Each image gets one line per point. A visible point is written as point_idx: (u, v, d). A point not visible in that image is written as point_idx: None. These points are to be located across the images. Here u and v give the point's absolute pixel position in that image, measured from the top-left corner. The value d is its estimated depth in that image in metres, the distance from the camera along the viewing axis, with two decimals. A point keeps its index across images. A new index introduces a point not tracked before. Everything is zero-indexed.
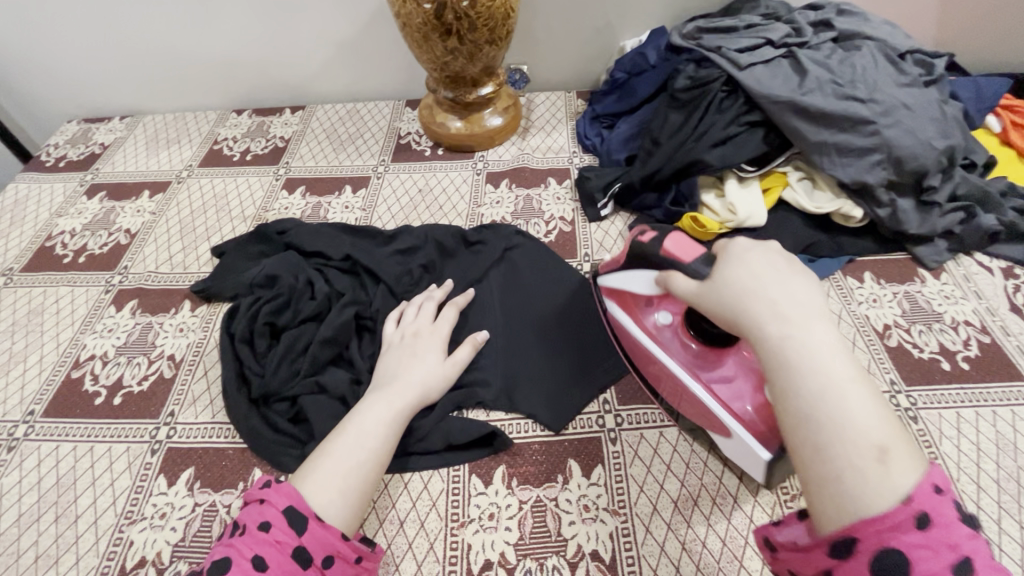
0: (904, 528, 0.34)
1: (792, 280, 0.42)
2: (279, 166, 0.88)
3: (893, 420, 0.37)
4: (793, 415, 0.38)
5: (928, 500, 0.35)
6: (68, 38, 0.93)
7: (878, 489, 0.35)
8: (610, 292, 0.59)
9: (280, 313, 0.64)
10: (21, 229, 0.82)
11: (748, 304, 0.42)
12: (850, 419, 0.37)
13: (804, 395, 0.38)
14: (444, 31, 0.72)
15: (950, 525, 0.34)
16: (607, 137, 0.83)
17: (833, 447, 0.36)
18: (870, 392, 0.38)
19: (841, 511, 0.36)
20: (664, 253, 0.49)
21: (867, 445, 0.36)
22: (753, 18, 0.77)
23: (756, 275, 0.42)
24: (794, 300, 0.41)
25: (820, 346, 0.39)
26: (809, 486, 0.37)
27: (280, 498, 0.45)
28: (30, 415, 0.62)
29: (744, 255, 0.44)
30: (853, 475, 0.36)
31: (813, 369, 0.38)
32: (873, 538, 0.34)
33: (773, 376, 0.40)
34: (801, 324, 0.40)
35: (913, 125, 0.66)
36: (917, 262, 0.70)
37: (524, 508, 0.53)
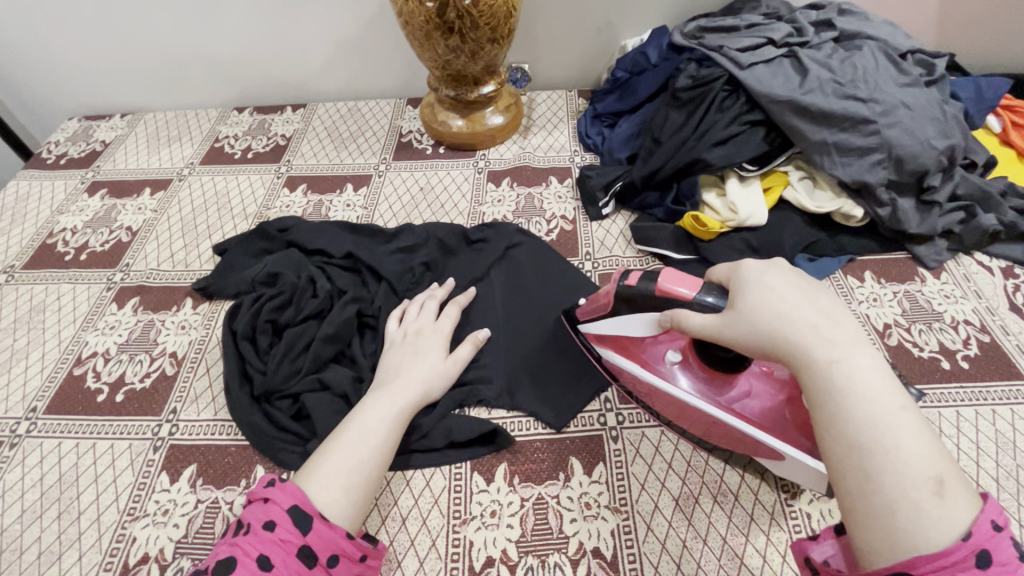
0: (964, 565, 0.33)
1: (831, 305, 0.42)
2: (280, 164, 0.88)
3: (945, 452, 0.36)
4: (841, 443, 0.37)
5: (988, 538, 0.33)
6: (68, 35, 0.93)
7: (934, 523, 0.34)
8: (604, 340, 0.58)
9: (283, 310, 0.64)
10: (22, 226, 0.82)
11: (789, 329, 0.41)
12: (901, 449, 0.36)
13: (853, 423, 0.37)
14: (446, 29, 0.72)
15: (1009, 564, 0.33)
16: (608, 136, 0.83)
17: (885, 478, 0.35)
18: (920, 422, 0.37)
19: (895, 545, 0.34)
20: (661, 290, 0.49)
21: (922, 478, 0.35)
22: (754, 18, 0.78)
23: (793, 298, 0.42)
24: (835, 326, 0.41)
25: (867, 374, 0.38)
26: (858, 517, 0.36)
27: (285, 498, 0.45)
28: (32, 412, 0.62)
29: (773, 276, 0.44)
30: (908, 508, 0.34)
31: (862, 397, 0.38)
32: (930, 574, 0.33)
33: (821, 405, 0.39)
34: (846, 351, 0.39)
35: (914, 125, 0.66)
36: (917, 261, 0.70)
37: (526, 506, 0.53)
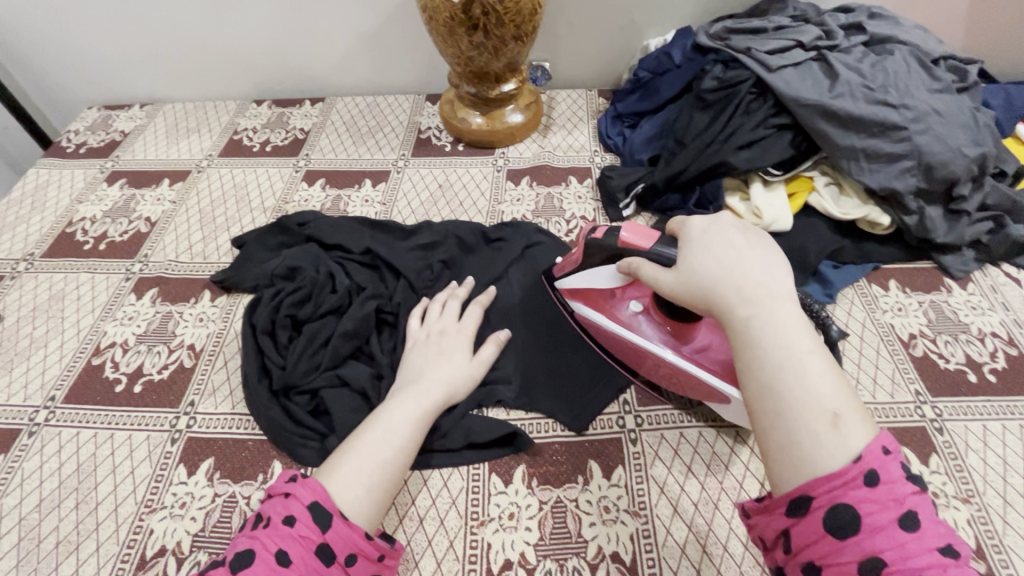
0: (853, 484, 0.35)
1: (759, 258, 0.43)
2: (299, 158, 0.88)
3: (846, 388, 0.39)
4: (756, 386, 0.39)
5: (877, 459, 0.35)
6: (91, 25, 0.93)
7: (831, 451, 0.36)
8: (575, 294, 0.60)
9: (302, 305, 0.64)
10: (42, 215, 0.82)
11: (717, 284, 0.42)
12: (806, 387, 0.38)
13: (765, 368, 0.39)
14: (470, 26, 0.72)
15: (896, 482, 0.35)
16: (630, 137, 0.83)
17: (791, 413, 0.37)
18: (828, 363, 0.39)
19: (796, 472, 0.37)
20: (622, 243, 0.51)
21: (822, 411, 0.37)
22: (782, 20, 0.76)
23: (723, 253, 0.44)
24: (760, 279, 0.42)
25: (783, 321, 0.40)
26: (768, 451, 0.39)
27: (306, 493, 0.45)
28: (51, 401, 0.62)
29: (709, 235, 0.45)
30: (809, 440, 0.37)
31: (776, 343, 0.39)
32: (826, 496, 0.35)
33: (739, 353, 0.41)
34: (766, 302, 0.41)
35: (945, 132, 0.65)
36: (943, 271, 0.69)
37: (545, 508, 0.53)
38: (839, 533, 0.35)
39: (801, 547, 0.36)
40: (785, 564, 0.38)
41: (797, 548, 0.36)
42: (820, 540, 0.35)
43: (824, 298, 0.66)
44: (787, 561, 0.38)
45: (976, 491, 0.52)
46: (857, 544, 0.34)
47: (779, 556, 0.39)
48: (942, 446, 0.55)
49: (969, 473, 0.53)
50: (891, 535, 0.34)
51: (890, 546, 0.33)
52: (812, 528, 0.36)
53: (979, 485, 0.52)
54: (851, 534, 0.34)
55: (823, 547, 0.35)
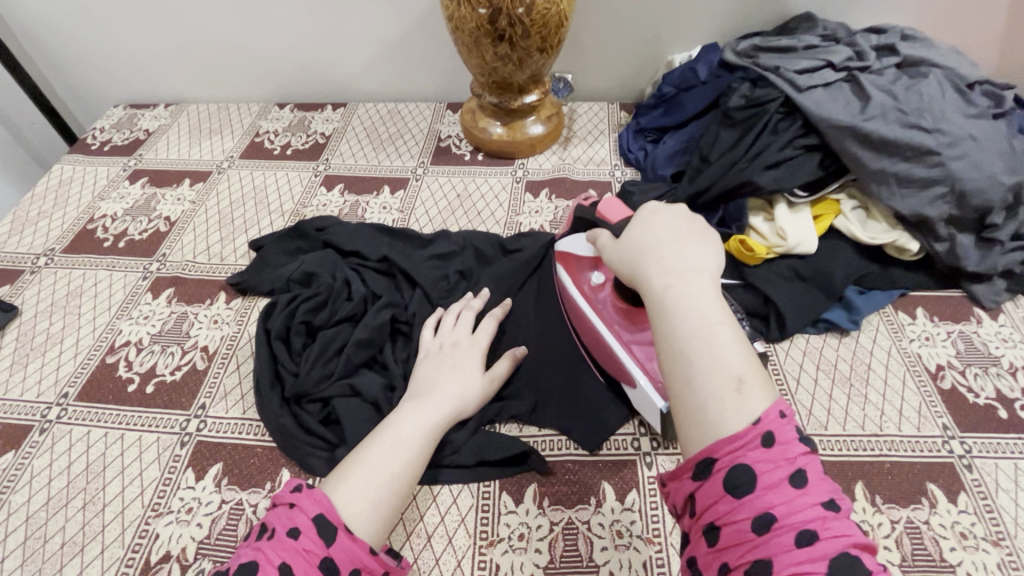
0: (751, 446, 0.34)
1: (691, 242, 0.45)
2: (319, 163, 0.88)
3: (754, 358, 0.38)
4: (669, 355, 0.39)
5: (776, 424, 0.35)
6: (121, 25, 0.95)
7: (734, 417, 0.36)
8: (560, 256, 0.63)
9: (317, 312, 0.63)
10: (64, 210, 0.83)
11: (643, 260, 0.44)
12: (713, 353, 0.38)
13: (678, 336, 0.39)
14: (497, 37, 0.71)
15: (791, 441, 0.34)
16: (651, 152, 0.82)
17: (697, 378, 0.37)
18: (737, 334, 0.39)
19: (701, 438, 0.36)
20: (597, 214, 0.57)
21: (728, 377, 0.37)
22: (812, 39, 0.75)
23: (657, 234, 0.46)
24: (685, 258, 0.43)
25: (698, 292, 0.40)
26: (678, 419, 0.38)
27: (311, 505, 0.44)
28: (64, 398, 0.62)
29: (654, 217, 0.48)
30: (714, 407, 0.36)
31: (687, 311, 0.40)
32: (727, 457, 0.35)
33: (656, 323, 0.41)
34: (684, 277, 0.42)
35: (980, 158, 0.63)
36: (973, 301, 0.67)
37: (555, 530, 0.51)
38: (737, 491, 0.34)
39: (704, 510, 0.36)
40: (691, 529, 0.37)
41: (701, 510, 0.36)
42: (720, 500, 0.34)
43: (849, 324, 0.64)
44: (694, 527, 0.37)
45: (1006, 533, 0.50)
46: (752, 501, 0.33)
47: (688, 523, 0.38)
48: (971, 484, 0.53)
49: (999, 514, 0.51)
50: (782, 492, 0.33)
51: (781, 502, 0.33)
52: (713, 491, 0.35)
53: (1010, 527, 0.50)
54: (747, 493, 0.34)
55: (722, 507, 0.34)
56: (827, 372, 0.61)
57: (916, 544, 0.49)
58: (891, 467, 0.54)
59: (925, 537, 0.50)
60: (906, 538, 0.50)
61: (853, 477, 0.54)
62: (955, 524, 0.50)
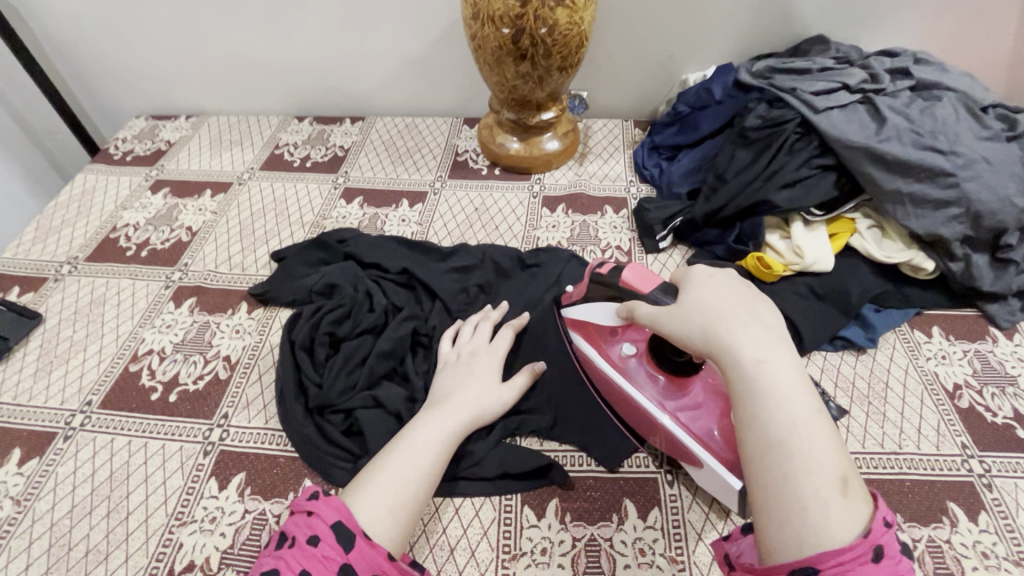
0: (862, 560, 0.34)
1: (764, 311, 0.44)
2: (338, 175, 0.90)
3: (846, 452, 0.39)
4: (764, 446, 0.38)
5: (883, 535, 0.35)
6: (147, 39, 0.97)
7: (839, 521, 0.36)
8: (575, 324, 0.60)
9: (341, 323, 0.64)
10: (87, 219, 0.84)
11: (720, 329, 0.42)
12: (813, 450, 0.37)
13: (775, 426, 0.38)
14: (518, 56, 0.73)
15: (897, 558, 0.35)
16: (667, 169, 0.83)
17: (799, 475, 0.37)
18: (830, 428, 0.39)
19: (802, 540, 0.36)
20: (623, 283, 0.52)
21: (830, 477, 0.37)
22: (826, 61, 0.77)
23: (729, 302, 0.44)
24: (766, 333, 0.42)
25: (788, 376, 0.40)
26: (768, 513, 0.38)
27: (329, 512, 0.44)
28: (87, 405, 0.62)
29: (716, 280, 0.46)
30: (817, 508, 0.36)
31: (780, 398, 0.39)
32: (835, 569, 0.34)
33: (745, 405, 0.40)
34: (772, 356, 0.41)
35: (994, 180, 0.64)
36: (988, 320, 0.67)
37: (578, 546, 0.51)
38: None
39: None
40: None
41: None
42: None
43: (866, 342, 0.65)
44: None
45: None
46: None
47: None
48: (991, 504, 0.53)
49: (1021, 535, 0.51)
50: None
51: None
52: None
53: None
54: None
55: None
56: (845, 390, 0.62)
57: (938, 563, 0.49)
58: (912, 485, 0.54)
59: (947, 556, 0.50)
60: (929, 557, 0.50)
61: None
62: (976, 544, 0.50)
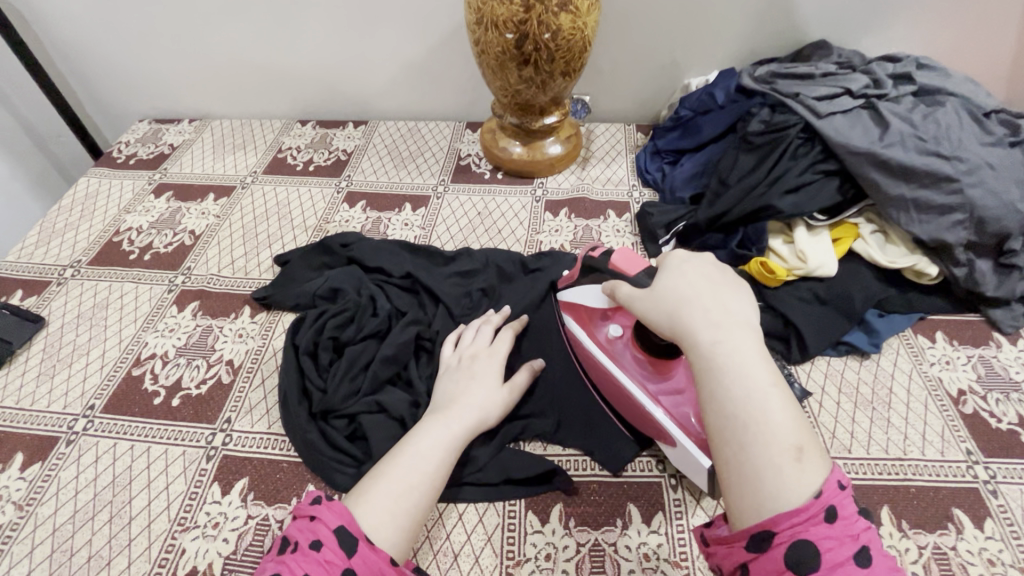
0: (815, 521, 0.35)
1: (730, 293, 0.44)
2: (341, 179, 0.90)
3: (806, 422, 0.39)
4: (722, 419, 0.39)
5: (837, 496, 0.36)
6: (151, 44, 0.97)
7: (793, 485, 0.36)
8: (568, 306, 0.60)
9: (344, 327, 0.64)
10: (89, 223, 0.84)
11: (682, 311, 0.43)
12: (769, 420, 0.38)
13: (732, 399, 0.39)
14: (522, 60, 0.73)
15: (852, 518, 0.35)
16: (670, 173, 0.83)
17: (754, 444, 0.37)
18: (788, 399, 0.39)
19: (758, 507, 0.36)
20: (611, 266, 0.52)
21: (786, 445, 0.37)
22: (829, 66, 0.77)
23: (694, 284, 0.45)
24: (728, 312, 0.43)
25: (747, 351, 0.40)
26: (729, 483, 0.38)
27: (332, 517, 0.44)
28: (90, 410, 0.62)
29: (686, 264, 0.47)
30: (772, 475, 0.36)
31: (739, 374, 0.39)
32: (788, 531, 0.35)
33: (703, 382, 0.41)
34: (732, 332, 0.41)
35: (998, 186, 0.64)
36: (992, 325, 0.67)
37: (582, 551, 0.51)
38: (803, 567, 0.34)
39: None
40: None
41: None
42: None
43: (870, 347, 0.65)
44: None
45: None
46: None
47: None
48: (997, 510, 0.53)
49: None
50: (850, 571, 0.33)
51: None
52: (771, 564, 0.35)
53: None
54: (812, 570, 0.34)
55: None
56: (849, 395, 0.62)
57: (944, 571, 0.49)
58: (916, 492, 0.54)
59: (953, 563, 0.50)
60: (934, 564, 0.50)
61: (878, 502, 0.54)
62: (982, 551, 0.50)
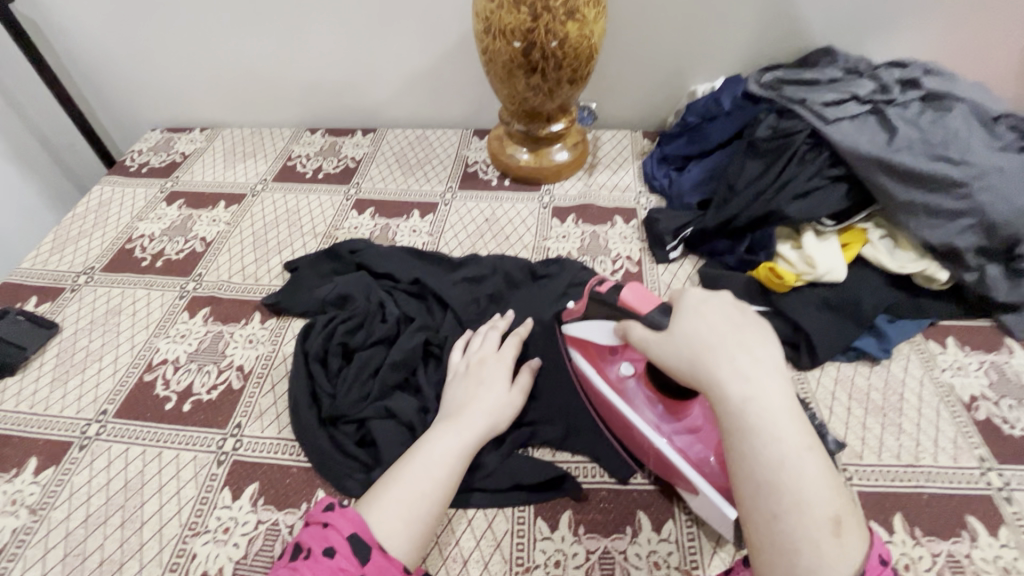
0: None
1: (754, 339, 0.42)
2: (350, 186, 0.91)
3: (840, 488, 0.38)
4: (755, 485, 0.38)
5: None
6: (164, 55, 0.99)
7: (832, 562, 0.35)
8: (575, 341, 0.59)
9: (353, 333, 0.65)
10: (103, 230, 0.85)
11: (708, 361, 0.41)
12: (806, 490, 0.37)
13: (767, 465, 0.38)
14: (529, 68, 0.74)
15: None
16: (677, 179, 0.84)
17: (791, 516, 0.36)
18: (824, 464, 0.38)
19: None
20: (622, 304, 0.50)
21: (824, 518, 0.36)
22: (836, 72, 0.78)
23: (719, 331, 0.43)
24: (755, 362, 0.41)
25: (778, 411, 0.39)
26: (762, 552, 0.37)
27: (346, 524, 0.45)
28: (103, 414, 0.63)
29: (708, 305, 0.45)
30: (810, 550, 0.36)
31: (772, 436, 0.38)
32: None
33: (734, 442, 0.39)
34: (762, 388, 0.40)
35: (1008, 189, 0.64)
36: (1004, 330, 0.67)
37: (592, 558, 0.51)
38: None
39: None
40: None
41: None
42: None
43: (880, 353, 0.65)
44: None
45: None
46: None
47: None
48: (1012, 518, 0.52)
49: None
50: None
51: None
52: None
53: None
54: None
55: None
56: (860, 401, 0.61)
57: None
58: (930, 498, 0.54)
59: (968, 571, 0.49)
60: (949, 571, 0.49)
61: (891, 509, 0.53)
62: (998, 559, 0.50)
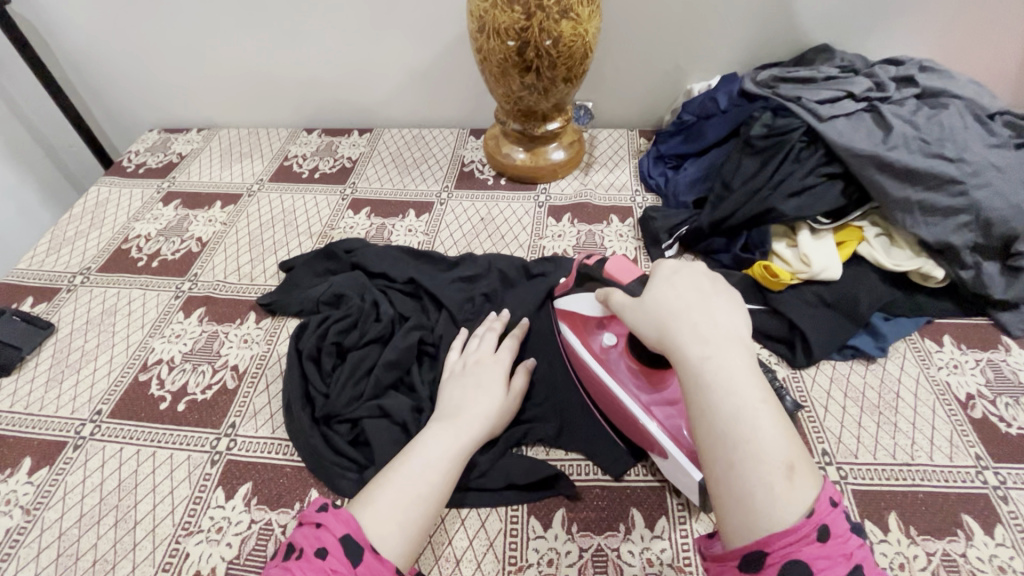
0: (808, 541, 0.34)
1: (718, 304, 0.43)
2: (346, 186, 0.91)
3: (797, 436, 0.38)
4: (711, 436, 0.38)
5: (828, 514, 0.35)
6: (161, 56, 0.99)
7: (784, 503, 0.35)
8: (564, 314, 0.60)
9: (348, 333, 0.65)
10: (99, 231, 0.85)
11: (672, 324, 0.42)
12: (759, 436, 0.37)
13: (721, 416, 0.38)
14: (524, 67, 0.74)
15: (844, 536, 0.35)
16: (673, 178, 0.83)
17: (745, 464, 0.36)
18: (780, 414, 0.38)
19: (750, 527, 0.35)
20: (605, 274, 0.53)
21: (777, 463, 0.36)
22: (832, 70, 0.78)
23: (685, 296, 0.44)
24: (717, 324, 0.42)
25: (736, 366, 0.39)
26: (720, 500, 0.37)
27: (338, 525, 0.44)
28: (98, 414, 0.63)
29: (676, 274, 0.46)
30: (763, 493, 0.35)
31: (729, 390, 0.38)
32: (779, 551, 0.34)
33: (693, 398, 0.40)
34: (720, 346, 0.40)
35: (1004, 187, 0.64)
36: (1000, 328, 0.66)
37: (585, 556, 0.51)
38: None
39: None
40: None
41: None
42: None
43: (876, 351, 0.64)
44: None
45: None
46: None
47: None
48: (1007, 516, 0.52)
49: None
50: None
51: None
52: None
53: None
54: None
55: None
56: (855, 400, 0.61)
57: None
58: (925, 497, 0.53)
59: (963, 570, 0.49)
60: (943, 570, 0.49)
61: (886, 508, 0.53)
62: (993, 558, 0.49)
